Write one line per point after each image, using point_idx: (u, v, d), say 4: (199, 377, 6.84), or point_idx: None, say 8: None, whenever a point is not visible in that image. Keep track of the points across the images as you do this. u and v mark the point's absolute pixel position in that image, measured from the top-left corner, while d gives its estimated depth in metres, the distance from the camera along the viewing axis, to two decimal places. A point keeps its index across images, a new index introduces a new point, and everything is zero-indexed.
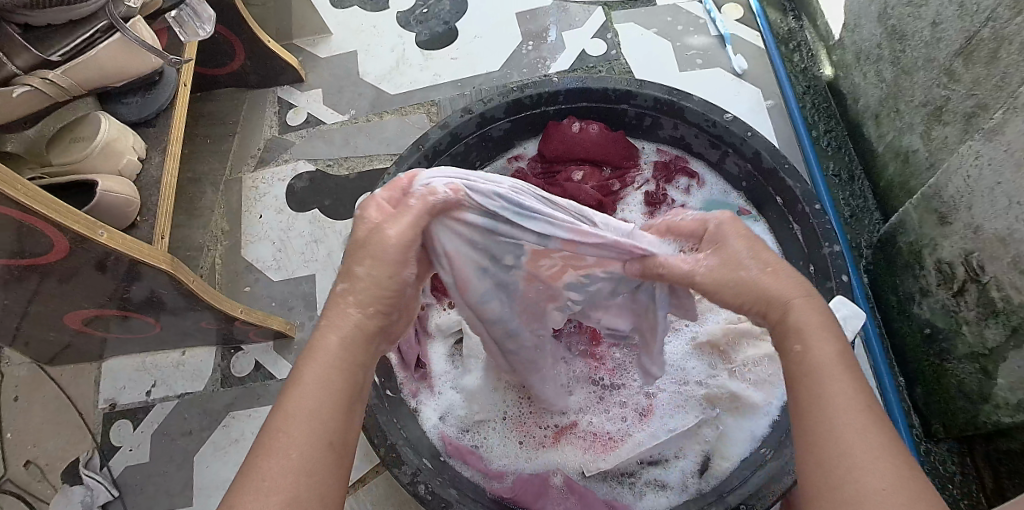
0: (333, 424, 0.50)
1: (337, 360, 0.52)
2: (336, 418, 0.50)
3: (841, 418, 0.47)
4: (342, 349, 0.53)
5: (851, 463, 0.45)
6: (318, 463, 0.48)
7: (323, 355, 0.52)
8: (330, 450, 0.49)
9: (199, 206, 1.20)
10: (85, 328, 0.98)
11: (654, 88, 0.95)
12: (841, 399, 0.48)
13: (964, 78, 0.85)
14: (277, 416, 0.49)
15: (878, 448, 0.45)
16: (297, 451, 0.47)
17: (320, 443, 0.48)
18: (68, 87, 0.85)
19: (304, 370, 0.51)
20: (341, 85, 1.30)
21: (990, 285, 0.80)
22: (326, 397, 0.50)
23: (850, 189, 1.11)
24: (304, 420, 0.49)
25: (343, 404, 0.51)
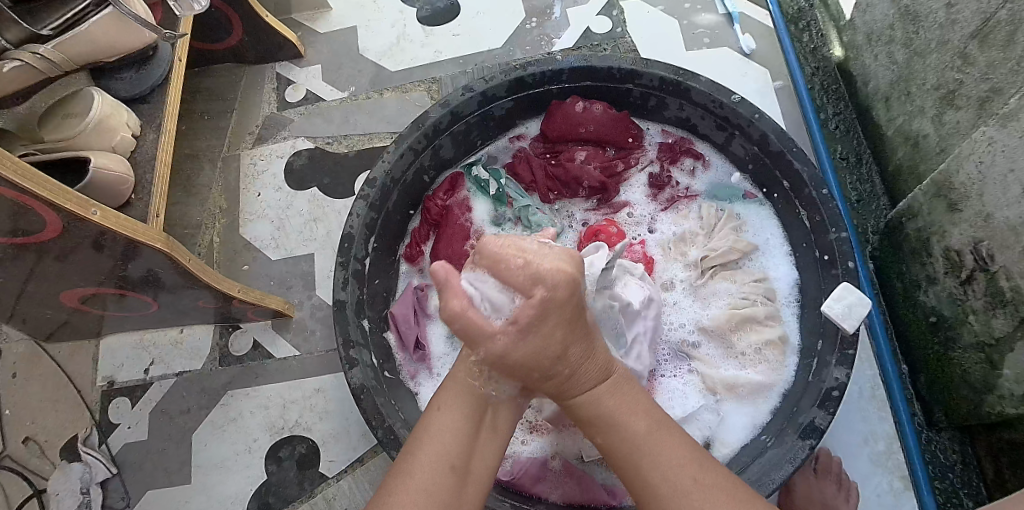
0: (458, 453, 0.61)
1: (463, 409, 0.64)
2: (459, 445, 0.61)
3: (650, 460, 0.60)
4: (468, 399, 0.65)
5: (639, 470, 0.60)
6: (437, 487, 0.58)
7: (453, 402, 0.64)
8: (451, 474, 0.59)
9: (196, 183, 1.18)
10: (82, 307, 0.98)
11: (660, 67, 0.92)
12: (655, 448, 0.60)
13: (979, 62, 0.83)
14: (416, 443, 0.62)
15: (675, 475, 0.59)
16: (424, 474, 0.59)
17: (444, 468, 0.59)
18: (59, 62, 0.83)
19: (438, 411, 0.64)
20: (341, 61, 1.27)
21: (999, 275, 0.79)
22: (454, 433, 0.62)
23: (857, 173, 1.09)
24: (433, 447, 0.61)
25: (470, 436, 0.62)
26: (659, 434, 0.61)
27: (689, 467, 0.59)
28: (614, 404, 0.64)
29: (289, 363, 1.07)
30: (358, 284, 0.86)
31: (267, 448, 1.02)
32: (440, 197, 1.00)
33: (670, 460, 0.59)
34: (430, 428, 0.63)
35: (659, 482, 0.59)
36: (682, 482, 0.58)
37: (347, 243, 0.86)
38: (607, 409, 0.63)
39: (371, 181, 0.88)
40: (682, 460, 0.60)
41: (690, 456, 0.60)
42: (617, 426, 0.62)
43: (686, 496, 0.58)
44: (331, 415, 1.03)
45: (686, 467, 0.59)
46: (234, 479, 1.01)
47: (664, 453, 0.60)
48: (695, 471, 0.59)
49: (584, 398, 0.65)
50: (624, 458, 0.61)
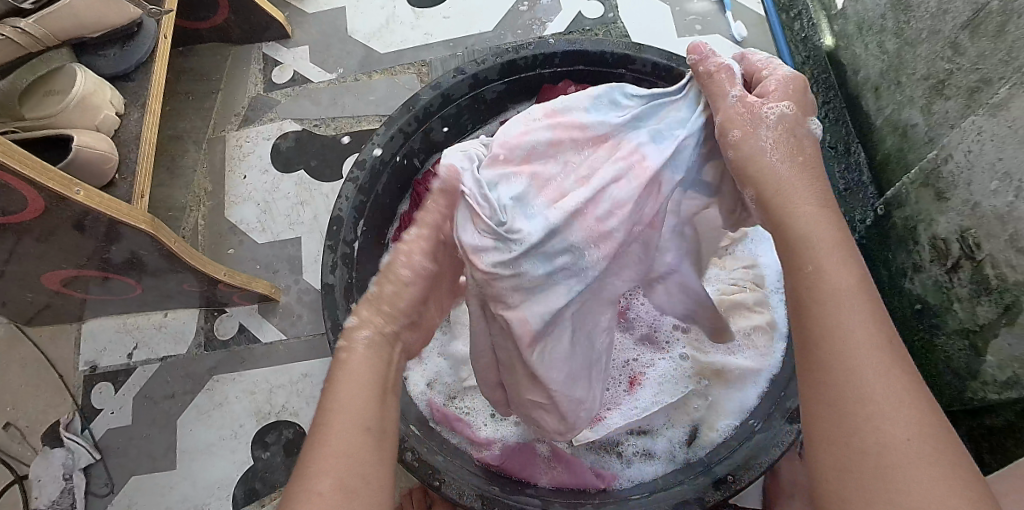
0: (370, 413, 0.55)
1: (363, 378, 0.58)
2: (373, 408, 0.56)
3: (860, 370, 0.48)
4: (363, 368, 0.59)
5: (871, 414, 0.46)
6: (355, 448, 0.52)
7: (351, 377, 0.58)
8: (367, 435, 0.54)
9: (181, 164, 1.16)
10: (63, 290, 0.96)
11: (653, 52, 0.92)
12: (876, 375, 0.48)
13: (969, 52, 0.83)
14: (321, 416, 0.55)
15: (878, 407, 0.46)
16: (342, 441, 0.52)
17: (359, 428, 0.53)
18: (40, 36, 0.81)
19: (337, 386, 0.57)
20: (329, 43, 1.25)
21: (985, 263, 0.80)
22: (362, 398, 0.56)
23: (845, 162, 1.09)
24: (347, 413, 0.54)
25: (376, 395, 0.57)
26: (876, 338, 0.50)
27: (888, 388, 0.47)
28: (852, 342, 0.49)
29: (276, 348, 1.06)
30: (347, 268, 0.85)
31: (253, 433, 1.01)
32: (430, 182, 0.99)
33: (882, 387, 0.47)
34: (339, 387, 0.57)
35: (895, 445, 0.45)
36: (881, 374, 0.47)
37: (336, 226, 0.85)
38: (837, 316, 0.50)
39: (362, 162, 0.88)
40: (874, 343, 0.49)
41: (882, 345, 0.49)
42: (834, 305, 0.51)
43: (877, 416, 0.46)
44: (318, 399, 1.03)
45: (904, 425, 0.45)
46: (219, 465, 1.00)
47: (851, 335, 0.49)
48: (903, 401, 0.47)
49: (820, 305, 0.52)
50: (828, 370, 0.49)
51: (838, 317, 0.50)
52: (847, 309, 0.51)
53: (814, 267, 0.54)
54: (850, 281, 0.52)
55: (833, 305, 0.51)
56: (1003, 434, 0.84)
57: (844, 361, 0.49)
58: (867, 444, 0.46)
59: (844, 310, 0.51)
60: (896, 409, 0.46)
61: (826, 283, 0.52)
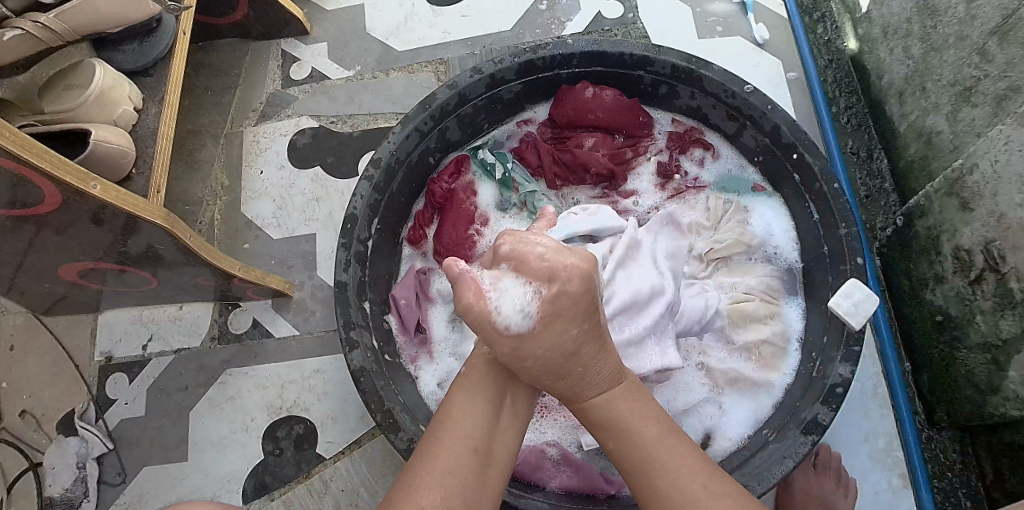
0: (479, 434, 0.60)
1: (479, 389, 0.64)
2: (483, 428, 0.61)
3: (657, 476, 0.58)
4: (484, 378, 0.65)
5: (678, 506, 0.56)
6: (461, 469, 0.58)
7: (472, 388, 0.64)
8: (473, 454, 0.59)
9: (199, 159, 1.17)
10: (81, 281, 0.97)
11: (672, 54, 0.91)
12: (684, 476, 0.57)
13: (998, 59, 0.81)
14: (435, 427, 0.62)
15: (694, 482, 0.57)
16: (449, 456, 0.58)
17: (465, 449, 0.59)
18: (62, 32, 0.82)
19: (456, 395, 0.64)
20: (347, 40, 1.25)
21: (1010, 276, 0.78)
22: (476, 413, 0.62)
23: (867, 168, 1.08)
24: (457, 429, 0.60)
25: (491, 417, 0.62)
26: (690, 470, 0.58)
27: (686, 468, 0.58)
28: (642, 447, 0.60)
29: (288, 343, 1.06)
30: (360, 266, 0.85)
31: (264, 428, 1.02)
32: (445, 181, 0.98)
33: (684, 471, 0.58)
34: (461, 405, 0.63)
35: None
36: (691, 468, 0.58)
37: (350, 224, 0.85)
38: (647, 453, 0.59)
39: (376, 161, 0.87)
40: (692, 470, 0.58)
41: (689, 453, 0.59)
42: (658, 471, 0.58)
43: (695, 501, 0.56)
44: (330, 396, 1.03)
45: (709, 502, 0.56)
46: (231, 458, 1.01)
47: (674, 464, 0.58)
48: (718, 494, 0.56)
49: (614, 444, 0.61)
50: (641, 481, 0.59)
51: (643, 443, 0.60)
52: (627, 427, 0.61)
53: (615, 436, 0.61)
54: (649, 420, 0.61)
55: (632, 435, 0.60)
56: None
57: (654, 466, 0.58)
58: None
59: (626, 431, 0.61)
60: (699, 488, 0.57)
61: (609, 413, 0.62)
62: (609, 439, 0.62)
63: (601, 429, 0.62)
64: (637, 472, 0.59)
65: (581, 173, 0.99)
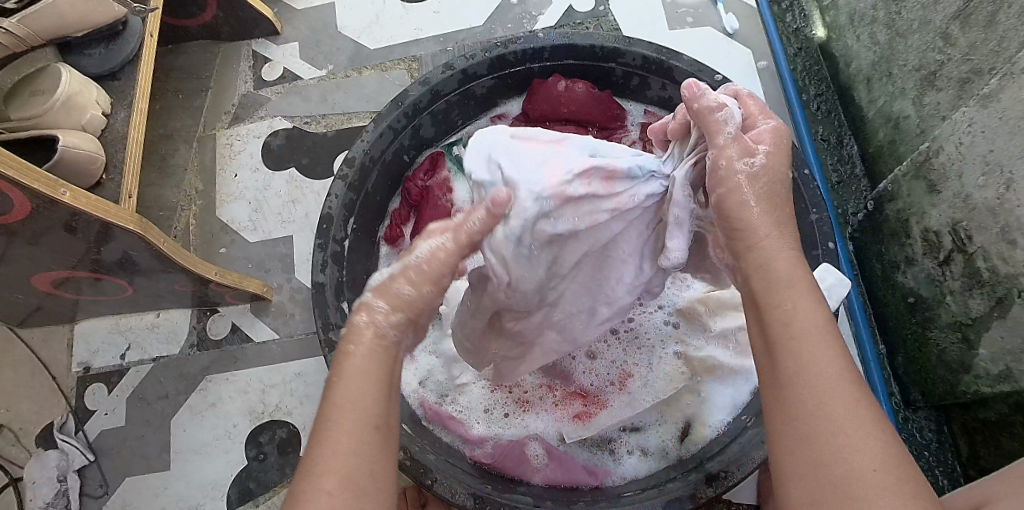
0: (377, 410, 0.52)
1: (370, 369, 0.55)
2: (380, 404, 0.53)
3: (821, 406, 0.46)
4: (373, 358, 0.56)
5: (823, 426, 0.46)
6: (366, 449, 0.50)
7: (362, 372, 0.54)
8: (377, 431, 0.52)
9: (172, 163, 1.15)
10: (55, 291, 0.95)
11: (642, 46, 0.91)
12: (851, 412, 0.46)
13: (961, 42, 0.83)
14: (322, 420, 0.51)
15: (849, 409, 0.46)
16: (352, 446, 0.50)
17: (370, 424, 0.51)
18: (24, 36, 0.81)
19: (346, 374, 0.54)
20: (319, 39, 1.24)
21: (976, 255, 0.80)
22: (371, 393, 0.53)
23: (838, 154, 1.09)
24: (354, 407, 0.52)
25: (383, 395, 0.54)
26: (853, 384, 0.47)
27: (862, 410, 0.46)
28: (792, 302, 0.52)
29: (269, 347, 1.05)
30: (338, 267, 0.85)
31: (247, 433, 1.01)
32: (420, 178, 0.99)
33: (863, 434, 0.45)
34: (349, 385, 0.53)
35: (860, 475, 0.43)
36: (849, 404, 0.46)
37: (326, 225, 0.85)
38: (796, 335, 0.50)
39: (350, 160, 0.87)
40: (854, 403, 0.46)
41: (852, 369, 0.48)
42: (806, 346, 0.49)
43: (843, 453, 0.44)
44: (312, 399, 1.03)
45: (873, 455, 0.44)
46: (214, 465, 1.00)
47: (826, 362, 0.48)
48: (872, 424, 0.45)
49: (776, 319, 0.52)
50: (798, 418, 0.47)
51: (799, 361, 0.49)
52: (797, 306, 0.52)
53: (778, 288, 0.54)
54: (811, 303, 0.52)
55: (793, 314, 0.51)
56: (997, 427, 0.84)
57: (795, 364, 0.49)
58: (824, 454, 0.45)
59: (793, 309, 0.52)
60: (866, 437, 0.44)
61: (787, 308, 0.52)
62: (767, 317, 0.53)
63: (766, 296, 0.54)
64: (796, 376, 0.48)
65: None
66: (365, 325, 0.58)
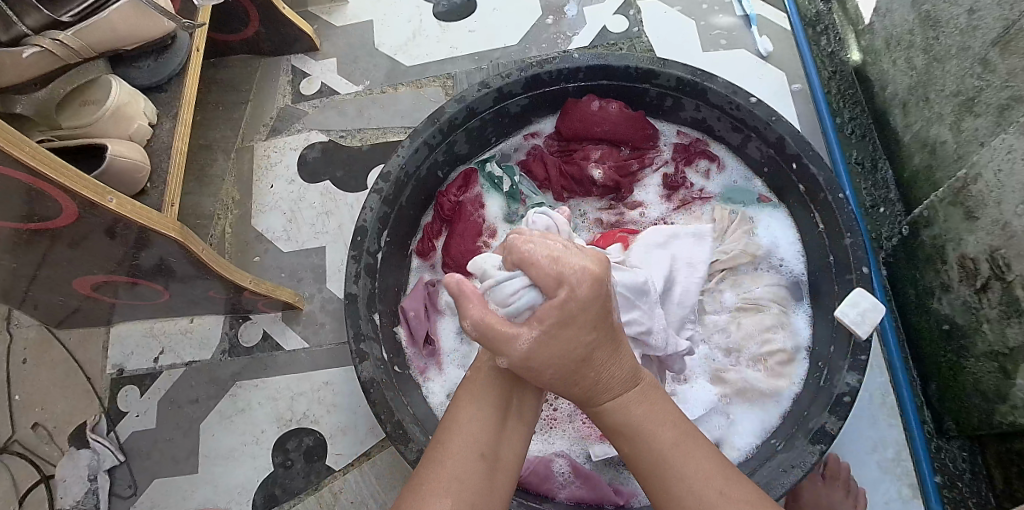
0: (486, 440, 0.59)
1: (489, 398, 0.62)
2: (487, 433, 0.60)
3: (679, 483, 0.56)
4: (491, 390, 0.63)
5: (694, 507, 0.55)
6: (470, 472, 0.57)
7: (473, 402, 0.62)
8: (482, 460, 0.58)
9: (210, 174, 1.18)
10: (94, 294, 0.98)
11: (677, 68, 0.92)
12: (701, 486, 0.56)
13: (1000, 69, 0.82)
14: (445, 434, 0.60)
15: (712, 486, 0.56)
16: (454, 471, 0.57)
17: (473, 455, 0.58)
18: (79, 48, 0.83)
19: (461, 409, 0.62)
20: (356, 55, 1.27)
21: (1015, 283, 0.78)
22: (481, 421, 0.60)
23: (873, 178, 1.08)
24: (461, 437, 0.59)
25: (497, 421, 0.61)
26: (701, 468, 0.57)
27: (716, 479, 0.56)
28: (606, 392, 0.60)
29: (298, 355, 1.07)
30: (370, 278, 0.86)
31: (274, 440, 1.03)
32: (453, 193, 1.00)
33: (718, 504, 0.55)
34: (469, 411, 0.61)
35: None
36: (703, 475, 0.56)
37: (360, 237, 0.86)
38: (637, 439, 0.59)
39: (386, 175, 0.89)
40: (707, 474, 0.56)
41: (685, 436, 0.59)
42: (636, 434, 0.60)
43: None
44: (340, 408, 1.04)
45: (738, 504, 0.55)
46: (240, 470, 1.01)
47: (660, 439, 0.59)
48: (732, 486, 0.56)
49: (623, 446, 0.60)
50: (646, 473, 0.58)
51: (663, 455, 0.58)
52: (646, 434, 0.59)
53: (627, 422, 0.61)
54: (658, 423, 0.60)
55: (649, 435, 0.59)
56: None
57: (658, 471, 0.58)
58: None
59: (645, 438, 0.59)
60: (723, 495, 0.55)
61: (636, 426, 0.60)
62: (609, 426, 0.62)
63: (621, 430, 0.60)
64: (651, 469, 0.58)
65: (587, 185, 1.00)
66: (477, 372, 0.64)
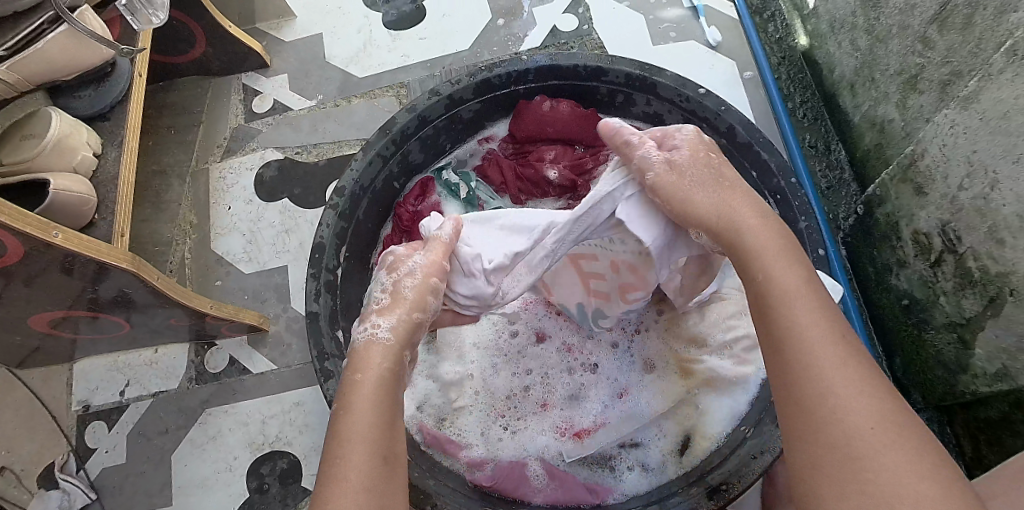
0: (377, 438, 0.56)
1: (378, 394, 0.59)
2: (381, 425, 0.57)
3: (823, 375, 0.50)
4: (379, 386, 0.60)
5: (836, 414, 0.48)
6: (374, 479, 0.53)
7: (362, 393, 0.59)
8: (385, 464, 0.54)
9: (166, 199, 1.16)
10: (52, 332, 0.96)
11: (625, 63, 0.92)
12: (842, 387, 0.49)
13: (939, 45, 0.83)
14: (336, 438, 0.55)
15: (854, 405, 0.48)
16: (361, 475, 0.53)
17: (376, 458, 0.54)
18: (14, 81, 0.82)
19: (354, 406, 0.57)
20: (307, 69, 1.26)
21: (967, 256, 0.80)
22: (369, 411, 0.57)
23: (826, 160, 1.10)
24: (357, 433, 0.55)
25: (387, 411, 0.58)
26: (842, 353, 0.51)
27: (854, 366, 0.50)
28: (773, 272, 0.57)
29: (267, 378, 1.06)
30: (331, 295, 0.85)
31: (248, 465, 1.01)
32: (411, 203, 0.99)
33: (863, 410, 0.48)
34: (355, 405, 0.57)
35: (858, 437, 0.47)
36: (854, 400, 0.48)
37: (318, 254, 0.85)
38: (793, 333, 0.53)
39: (341, 189, 0.87)
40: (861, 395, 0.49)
41: (844, 342, 0.52)
42: (784, 301, 0.55)
43: (851, 435, 0.47)
44: (312, 428, 1.02)
45: (870, 424, 0.47)
46: (215, 499, 1.00)
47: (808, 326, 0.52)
48: (862, 388, 0.49)
49: (762, 276, 0.57)
50: (796, 363, 0.51)
51: (806, 342, 0.52)
52: (776, 266, 0.57)
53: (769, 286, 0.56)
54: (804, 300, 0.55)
55: (781, 273, 0.56)
56: (1000, 427, 0.83)
57: (813, 383, 0.50)
58: (835, 438, 0.47)
59: (774, 268, 0.57)
60: (860, 397, 0.48)
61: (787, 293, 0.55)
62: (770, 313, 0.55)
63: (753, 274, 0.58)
64: (779, 325, 0.53)
65: (545, 187, 1.01)
66: (368, 349, 0.63)
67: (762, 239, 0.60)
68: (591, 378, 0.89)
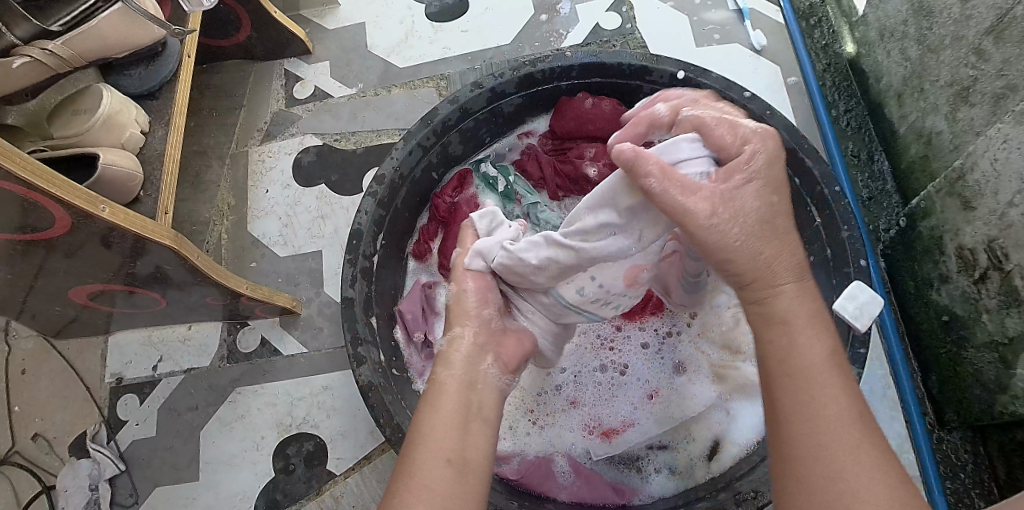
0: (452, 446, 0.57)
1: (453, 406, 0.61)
2: (457, 435, 0.58)
3: (828, 448, 0.51)
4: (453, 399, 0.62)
5: (844, 486, 0.49)
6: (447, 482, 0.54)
7: (445, 410, 0.60)
8: (449, 466, 0.56)
9: (205, 179, 1.18)
10: (90, 304, 0.98)
11: (670, 63, 0.92)
12: (848, 454, 0.50)
13: (994, 57, 0.82)
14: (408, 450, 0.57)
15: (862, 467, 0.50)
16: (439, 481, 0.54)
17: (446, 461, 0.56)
18: (69, 58, 0.83)
19: (431, 420, 0.59)
20: (348, 58, 1.27)
21: (1013, 273, 0.78)
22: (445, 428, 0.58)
23: (869, 171, 1.08)
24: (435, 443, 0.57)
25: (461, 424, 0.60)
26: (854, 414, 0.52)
27: (868, 451, 0.51)
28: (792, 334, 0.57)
29: (297, 360, 1.07)
30: (367, 281, 0.86)
31: (274, 446, 1.02)
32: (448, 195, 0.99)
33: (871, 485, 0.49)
34: (429, 422, 0.59)
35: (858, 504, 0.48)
36: (858, 462, 0.50)
37: (355, 241, 0.86)
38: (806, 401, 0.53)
39: (380, 177, 0.88)
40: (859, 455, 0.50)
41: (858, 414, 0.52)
42: (802, 375, 0.54)
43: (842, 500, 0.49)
44: (339, 412, 1.03)
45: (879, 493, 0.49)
46: (241, 477, 1.01)
47: (828, 403, 0.53)
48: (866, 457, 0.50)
49: (784, 336, 0.57)
50: (798, 431, 0.52)
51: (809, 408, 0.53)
52: (802, 350, 0.55)
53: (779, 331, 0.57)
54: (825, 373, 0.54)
55: (805, 344, 0.56)
56: None
57: (809, 457, 0.51)
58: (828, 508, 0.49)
59: (800, 358, 0.55)
60: (864, 472, 0.49)
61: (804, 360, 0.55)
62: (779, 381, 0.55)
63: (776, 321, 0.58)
64: (794, 398, 0.54)
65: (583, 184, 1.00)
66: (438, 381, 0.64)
67: (799, 305, 0.59)
68: (622, 378, 0.89)
